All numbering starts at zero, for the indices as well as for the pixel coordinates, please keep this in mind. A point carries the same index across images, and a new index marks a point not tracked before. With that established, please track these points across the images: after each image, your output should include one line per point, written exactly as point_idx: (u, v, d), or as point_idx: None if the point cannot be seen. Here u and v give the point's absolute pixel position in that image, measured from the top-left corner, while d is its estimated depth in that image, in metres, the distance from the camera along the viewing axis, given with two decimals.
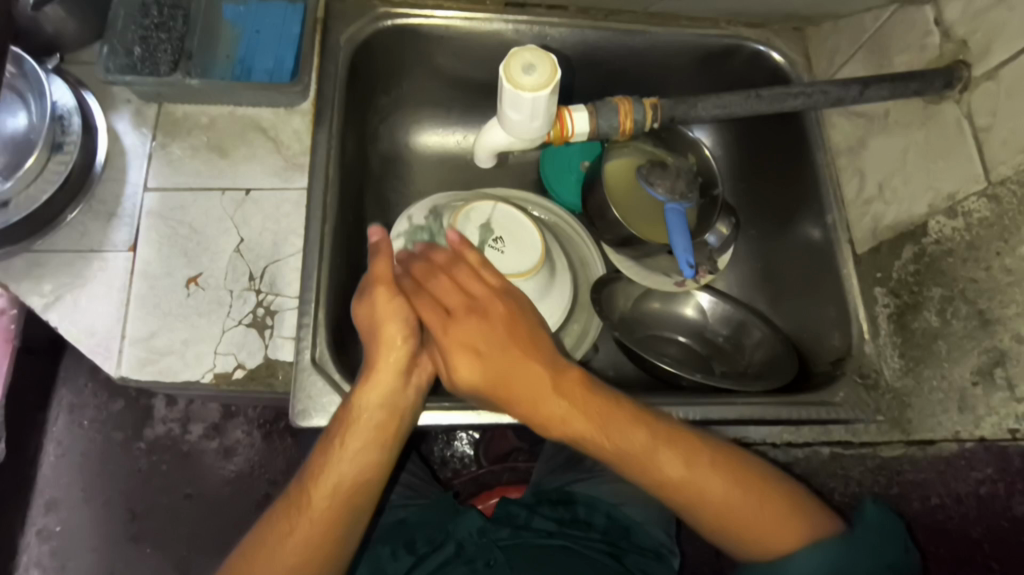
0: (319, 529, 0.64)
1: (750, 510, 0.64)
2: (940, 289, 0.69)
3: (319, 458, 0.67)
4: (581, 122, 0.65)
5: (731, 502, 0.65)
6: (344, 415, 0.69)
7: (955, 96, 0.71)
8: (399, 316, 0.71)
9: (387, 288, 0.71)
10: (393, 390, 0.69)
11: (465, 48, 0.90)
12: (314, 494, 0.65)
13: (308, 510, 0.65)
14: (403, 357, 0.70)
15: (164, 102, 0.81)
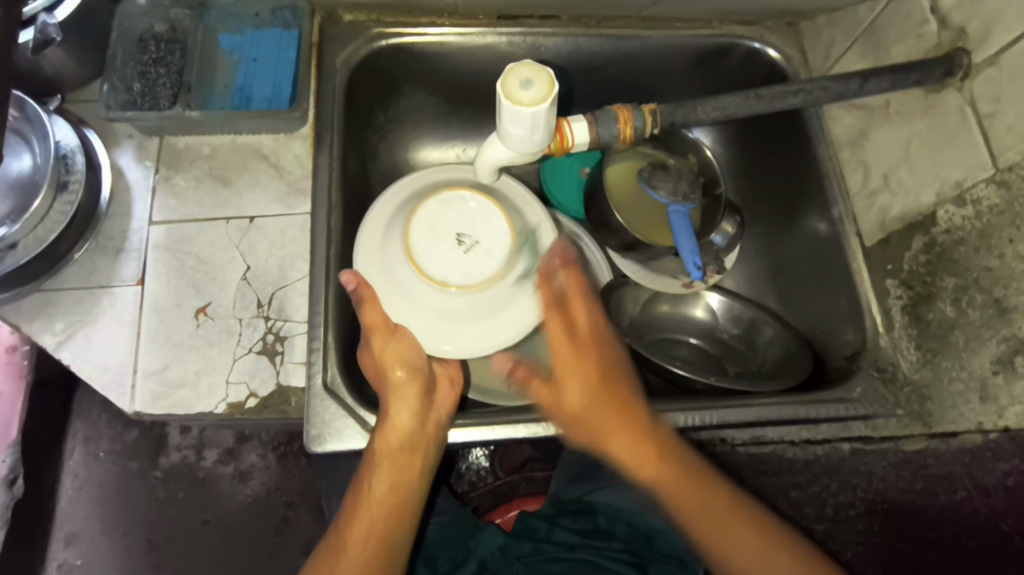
0: (356, 574, 0.63)
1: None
2: (954, 279, 0.68)
3: (349, 504, 0.67)
4: (581, 132, 0.63)
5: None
6: (370, 457, 0.68)
7: (956, 84, 0.70)
8: (401, 356, 0.69)
9: (381, 336, 0.69)
10: (411, 427, 0.68)
11: (460, 63, 0.91)
12: (349, 540, 0.65)
13: (345, 556, 0.64)
14: (412, 398, 0.68)
15: (165, 135, 0.81)
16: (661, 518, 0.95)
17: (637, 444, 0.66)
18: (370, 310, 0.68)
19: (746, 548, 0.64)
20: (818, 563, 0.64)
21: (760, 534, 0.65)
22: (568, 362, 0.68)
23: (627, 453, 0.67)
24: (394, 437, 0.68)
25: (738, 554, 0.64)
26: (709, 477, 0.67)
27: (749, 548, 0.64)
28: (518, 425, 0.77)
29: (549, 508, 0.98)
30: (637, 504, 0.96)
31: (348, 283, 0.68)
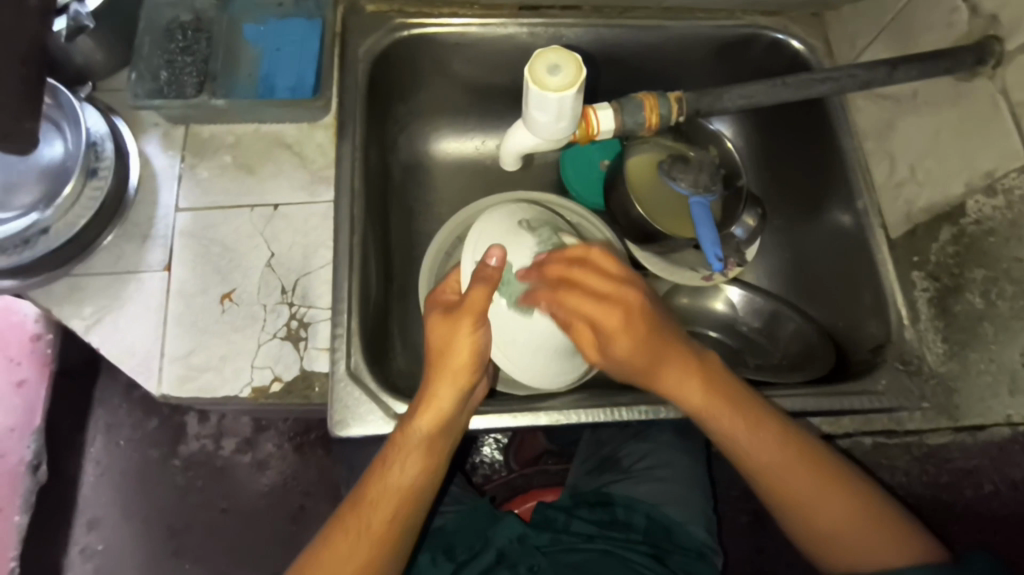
0: (375, 549, 0.65)
1: (877, 534, 0.65)
2: (983, 270, 0.67)
3: (369, 481, 0.67)
4: (607, 120, 0.63)
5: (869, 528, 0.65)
6: (394, 438, 0.69)
7: (988, 72, 0.68)
8: (475, 345, 0.67)
9: (472, 320, 0.67)
10: (449, 412, 0.69)
11: (481, 54, 0.91)
12: (371, 518, 0.66)
13: (365, 534, 0.65)
14: (466, 375, 0.68)
15: (191, 123, 0.82)
16: (680, 510, 0.95)
17: (693, 389, 0.67)
18: (480, 291, 0.66)
19: (817, 491, 0.66)
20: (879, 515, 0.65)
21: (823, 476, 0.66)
22: (591, 325, 0.67)
23: (689, 395, 0.68)
24: (430, 419, 0.68)
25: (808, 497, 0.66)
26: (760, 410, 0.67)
27: (826, 496, 0.65)
28: (538, 413, 0.77)
29: (567, 499, 0.99)
30: (655, 497, 0.97)
31: (496, 258, 0.68)
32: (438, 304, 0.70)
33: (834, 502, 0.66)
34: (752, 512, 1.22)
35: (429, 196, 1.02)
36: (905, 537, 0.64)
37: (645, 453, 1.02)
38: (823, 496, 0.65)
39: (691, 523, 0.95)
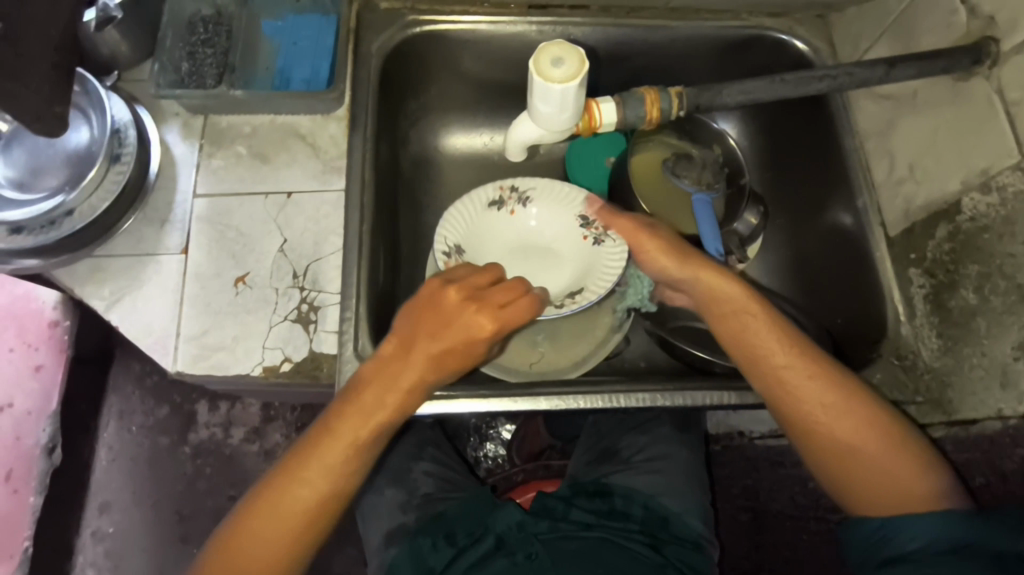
0: (287, 536, 0.63)
1: (902, 473, 0.66)
2: (977, 266, 0.69)
3: (294, 465, 0.65)
4: (609, 113, 0.64)
5: (895, 464, 0.66)
6: (337, 416, 0.66)
7: (985, 72, 0.70)
8: (462, 324, 0.68)
9: (459, 293, 0.69)
10: (412, 391, 0.68)
11: (491, 51, 0.94)
12: (284, 502, 0.64)
13: (277, 517, 0.63)
14: (449, 352, 0.68)
15: (209, 114, 0.85)
16: (677, 501, 0.97)
17: (742, 318, 0.71)
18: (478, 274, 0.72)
19: (853, 428, 0.67)
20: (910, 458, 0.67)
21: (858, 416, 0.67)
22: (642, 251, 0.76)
23: (747, 326, 0.71)
24: (402, 377, 0.67)
25: (846, 429, 0.67)
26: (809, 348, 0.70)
27: (860, 435, 0.67)
28: (539, 398, 0.80)
29: (566, 489, 1.00)
30: (653, 488, 0.98)
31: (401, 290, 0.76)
32: (445, 292, 0.69)
33: (867, 438, 0.67)
34: (752, 509, 1.22)
35: (437, 190, 1.04)
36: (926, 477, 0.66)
37: (645, 446, 1.04)
38: (856, 432, 0.67)
39: (688, 515, 0.96)
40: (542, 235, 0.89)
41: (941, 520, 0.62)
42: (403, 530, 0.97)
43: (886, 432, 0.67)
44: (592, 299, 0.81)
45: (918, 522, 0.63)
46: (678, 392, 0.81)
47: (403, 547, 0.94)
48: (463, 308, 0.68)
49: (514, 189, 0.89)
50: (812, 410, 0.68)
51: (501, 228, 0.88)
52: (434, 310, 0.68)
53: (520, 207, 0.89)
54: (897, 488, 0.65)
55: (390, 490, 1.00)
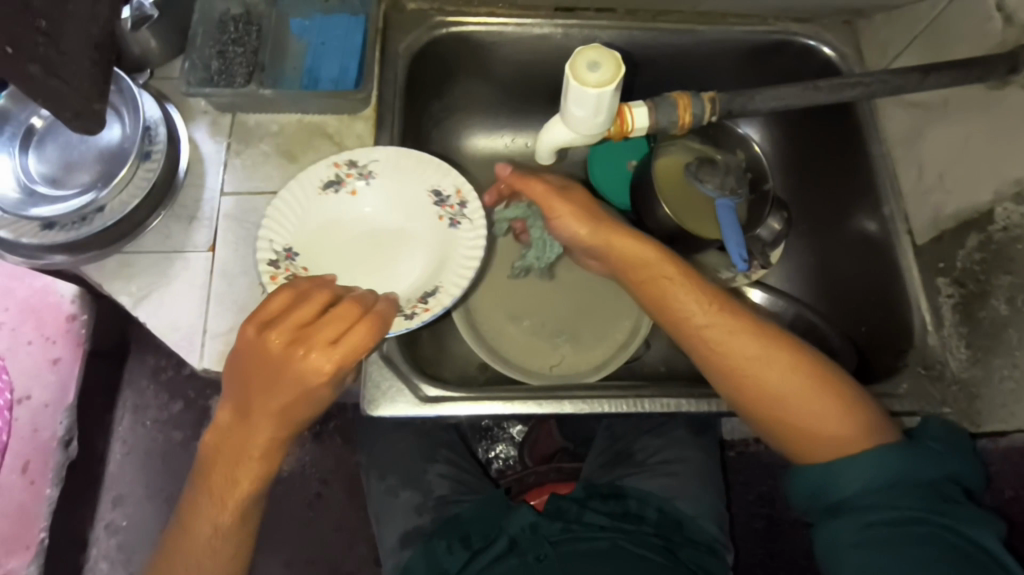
0: (217, 548, 0.67)
1: (822, 408, 0.65)
2: (1009, 277, 0.69)
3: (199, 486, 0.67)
4: (641, 118, 0.64)
5: (812, 398, 0.65)
6: (217, 442, 0.65)
7: (1021, 81, 0.69)
8: (299, 371, 0.61)
9: (278, 339, 0.61)
10: (273, 428, 0.63)
11: (517, 54, 0.94)
12: (201, 519, 0.66)
13: (198, 532, 0.66)
14: (286, 396, 0.62)
15: (238, 112, 0.86)
16: (691, 505, 0.97)
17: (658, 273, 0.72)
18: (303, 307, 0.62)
19: (773, 371, 0.66)
20: (829, 393, 0.66)
21: (771, 356, 0.67)
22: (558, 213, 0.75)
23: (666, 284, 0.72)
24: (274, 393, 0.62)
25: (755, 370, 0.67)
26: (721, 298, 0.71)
27: (774, 376, 0.66)
28: (564, 401, 0.78)
29: (579, 491, 0.98)
30: (668, 491, 0.99)
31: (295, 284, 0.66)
32: (263, 341, 0.61)
33: (780, 379, 0.66)
34: (767, 516, 1.21)
35: None
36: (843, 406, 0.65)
37: (661, 449, 1.04)
38: (768, 371, 0.66)
39: (703, 518, 0.96)
40: (378, 221, 0.80)
41: (874, 455, 0.61)
42: (420, 533, 0.99)
43: (810, 374, 0.66)
44: (446, 304, 0.73)
45: (855, 461, 0.62)
46: (704, 398, 0.79)
47: (419, 548, 0.96)
48: (292, 354, 0.61)
49: (354, 163, 0.79)
50: (737, 359, 0.67)
51: (327, 215, 0.78)
52: (267, 364, 0.61)
53: (363, 184, 0.79)
54: (825, 428, 0.65)
55: (404, 493, 1.03)
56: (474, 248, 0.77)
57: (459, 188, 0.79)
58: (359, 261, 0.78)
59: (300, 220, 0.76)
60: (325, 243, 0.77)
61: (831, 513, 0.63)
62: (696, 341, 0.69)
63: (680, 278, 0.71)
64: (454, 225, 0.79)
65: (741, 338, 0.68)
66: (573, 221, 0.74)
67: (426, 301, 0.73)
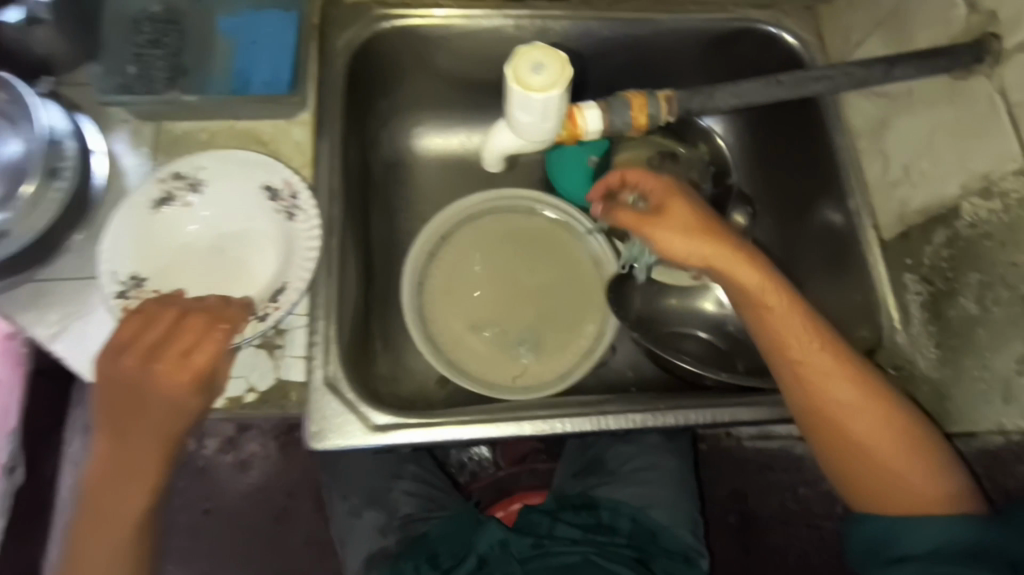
0: None
1: (912, 472, 0.63)
2: (978, 275, 0.66)
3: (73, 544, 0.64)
4: (593, 120, 0.60)
5: (893, 462, 0.63)
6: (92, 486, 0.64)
7: (985, 71, 0.67)
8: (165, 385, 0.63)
9: (134, 358, 0.64)
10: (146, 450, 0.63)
11: (466, 48, 0.89)
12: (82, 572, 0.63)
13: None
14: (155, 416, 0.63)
15: (162, 120, 0.78)
16: (666, 514, 0.95)
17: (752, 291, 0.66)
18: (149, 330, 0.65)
19: (868, 425, 0.64)
20: (919, 458, 0.63)
21: (876, 413, 0.64)
22: (640, 224, 0.68)
23: (768, 302, 0.66)
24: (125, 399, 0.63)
25: (870, 425, 0.64)
26: (827, 334, 0.66)
27: (885, 435, 0.63)
28: (523, 423, 0.73)
29: (551, 503, 0.97)
30: (639, 500, 0.96)
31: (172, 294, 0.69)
32: (119, 364, 0.63)
33: (871, 434, 0.64)
34: (741, 511, 1.19)
35: (412, 194, 1.00)
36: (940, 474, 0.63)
37: (632, 456, 1.01)
38: (861, 425, 0.64)
39: (677, 527, 0.94)
40: (224, 224, 0.75)
41: (963, 524, 0.61)
42: (385, 555, 0.93)
43: (911, 438, 0.64)
44: (296, 300, 0.71)
45: (925, 528, 0.62)
46: (672, 411, 0.76)
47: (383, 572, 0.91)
48: (147, 371, 0.63)
49: (180, 177, 0.74)
50: (842, 415, 0.64)
51: (157, 229, 0.72)
52: (129, 389, 0.63)
53: (196, 196, 0.74)
54: (906, 490, 0.63)
55: (368, 513, 0.97)
56: (313, 240, 0.73)
57: (286, 180, 0.74)
58: (212, 268, 0.73)
59: (137, 242, 0.71)
60: (177, 258, 0.73)
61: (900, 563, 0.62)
62: (796, 376, 0.65)
63: (795, 310, 0.66)
64: (290, 217, 0.74)
65: (847, 388, 0.64)
66: (676, 234, 0.66)
67: (278, 300, 0.71)
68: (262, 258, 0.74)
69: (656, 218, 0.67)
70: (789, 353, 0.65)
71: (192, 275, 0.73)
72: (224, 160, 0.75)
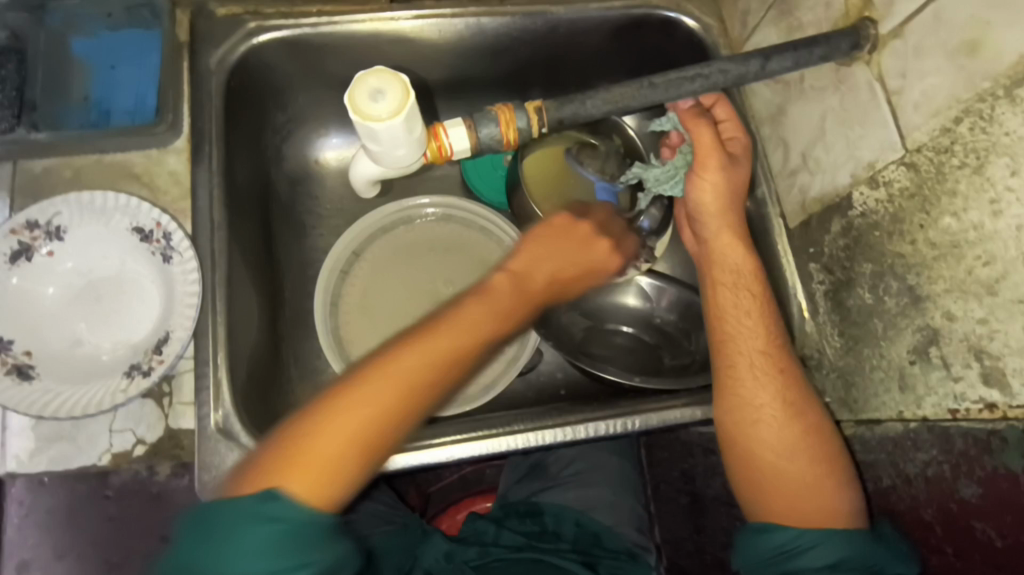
0: None
1: (801, 478, 0.66)
2: (870, 265, 0.65)
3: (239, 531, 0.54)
4: (459, 139, 0.57)
5: (787, 460, 0.67)
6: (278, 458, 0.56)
7: (865, 57, 0.63)
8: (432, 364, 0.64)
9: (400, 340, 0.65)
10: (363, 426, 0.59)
11: (356, 56, 0.84)
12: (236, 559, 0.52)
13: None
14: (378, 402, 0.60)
15: (20, 159, 0.73)
16: (608, 515, 0.95)
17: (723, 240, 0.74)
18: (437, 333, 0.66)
19: (772, 410, 0.68)
20: (812, 461, 0.67)
21: (783, 397, 0.69)
22: (699, 160, 0.73)
23: (723, 250, 0.74)
24: (466, 328, 0.67)
25: (772, 405, 0.68)
26: (763, 305, 0.72)
27: (784, 424, 0.68)
28: (435, 449, 0.75)
29: (498, 510, 0.96)
30: (583, 503, 0.96)
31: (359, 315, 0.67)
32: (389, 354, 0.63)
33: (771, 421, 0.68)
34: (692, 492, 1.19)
35: (322, 209, 0.96)
36: (831, 484, 0.66)
37: (573, 459, 1.01)
38: (765, 408, 0.68)
39: (619, 526, 0.94)
40: (90, 272, 0.68)
41: (850, 542, 0.62)
42: None
43: (816, 445, 0.67)
44: (176, 347, 0.66)
45: (814, 541, 0.63)
46: (582, 423, 0.77)
47: None
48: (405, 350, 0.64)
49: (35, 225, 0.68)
50: (750, 389, 0.69)
51: (19, 287, 0.66)
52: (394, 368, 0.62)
53: (57, 244, 0.68)
54: (799, 500, 0.66)
55: None
56: (192, 284, 0.68)
57: (158, 220, 0.69)
58: (83, 321, 0.67)
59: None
60: (44, 313, 0.67)
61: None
62: (721, 335, 0.72)
63: (743, 288, 0.72)
64: (167, 259, 0.69)
65: (763, 364, 0.70)
66: (709, 189, 0.73)
67: (161, 352, 0.65)
68: (138, 304, 0.68)
69: (704, 163, 0.73)
70: (722, 311, 0.73)
71: (59, 332, 0.66)
72: (84, 202, 0.69)
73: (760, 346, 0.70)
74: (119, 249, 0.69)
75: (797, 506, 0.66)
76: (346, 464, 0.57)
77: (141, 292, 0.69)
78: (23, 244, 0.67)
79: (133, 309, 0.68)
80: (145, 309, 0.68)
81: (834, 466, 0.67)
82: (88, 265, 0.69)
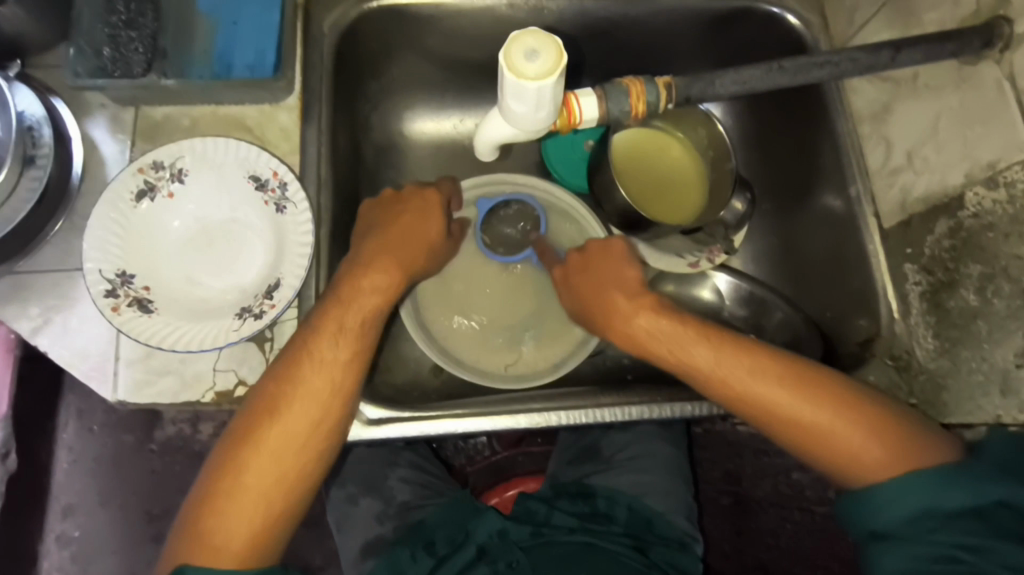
0: (257, 511, 0.61)
1: (854, 438, 0.61)
2: (979, 266, 0.66)
3: (224, 473, 0.62)
4: (589, 108, 0.59)
5: (813, 429, 0.63)
6: (269, 395, 0.64)
7: (995, 56, 0.65)
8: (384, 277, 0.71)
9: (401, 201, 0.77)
10: (325, 371, 0.65)
11: (456, 29, 0.84)
12: (246, 476, 0.62)
13: (232, 493, 0.61)
14: (332, 355, 0.66)
15: (141, 105, 0.76)
16: (661, 501, 0.94)
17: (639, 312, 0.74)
18: (431, 223, 0.77)
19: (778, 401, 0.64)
20: (848, 424, 0.62)
21: (776, 388, 0.65)
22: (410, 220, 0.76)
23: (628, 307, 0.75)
24: (357, 313, 0.68)
25: (769, 403, 0.65)
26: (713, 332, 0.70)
27: (795, 410, 0.63)
28: (518, 416, 0.77)
29: (547, 491, 0.95)
30: (635, 488, 0.95)
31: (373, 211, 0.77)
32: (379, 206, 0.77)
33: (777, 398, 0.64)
34: (735, 493, 1.17)
35: (405, 179, 0.95)
36: (881, 438, 0.61)
37: (627, 444, 1.00)
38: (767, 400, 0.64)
39: (671, 513, 0.93)
40: (207, 217, 0.73)
41: (921, 485, 0.57)
42: (380, 544, 0.93)
43: (849, 417, 0.62)
44: (286, 297, 0.69)
45: (887, 496, 0.58)
46: (665, 403, 0.78)
47: (380, 559, 0.89)
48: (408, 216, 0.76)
49: (159, 166, 0.72)
50: (743, 392, 0.66)
51: (142, 223, 0.71)
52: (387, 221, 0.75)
53: (178, 185, 0.72)
54: (868, 457, 0.61)
55: (364, 501, 0.96)
56: (302, 233, 0.71)
57: (274, 169, 0.72)
58: (200, 262, 0.72)
59: (120, 238, 0.69)
60: (165, 251, 0.72)
61: (878, 539, 0.59)
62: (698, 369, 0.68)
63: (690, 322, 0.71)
64: (280, 209, 0.73)
65: (744, 366, 0.66)
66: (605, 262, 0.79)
67: (272, 296, 0.69)
68: (249, 251, 0.73)
69: (420, 218, 0.76)
70: (689, 359, 0.69)
71: (176, 270, 0.71)
72: (206, 149, 0.73)
73: (729, 356, 0.67)
74: (236, 198, 0.73)
75: (861, 466, 0.61)
76: (275, 484, 0.62)
77: (252, 239, 0.73)
78: (150, 185, 0.71)
79: (245, 257, 0.73)
80: (256, 256, 0.73)
81: (877, 420, 0.62)
82: (207, 212, 0.73)
